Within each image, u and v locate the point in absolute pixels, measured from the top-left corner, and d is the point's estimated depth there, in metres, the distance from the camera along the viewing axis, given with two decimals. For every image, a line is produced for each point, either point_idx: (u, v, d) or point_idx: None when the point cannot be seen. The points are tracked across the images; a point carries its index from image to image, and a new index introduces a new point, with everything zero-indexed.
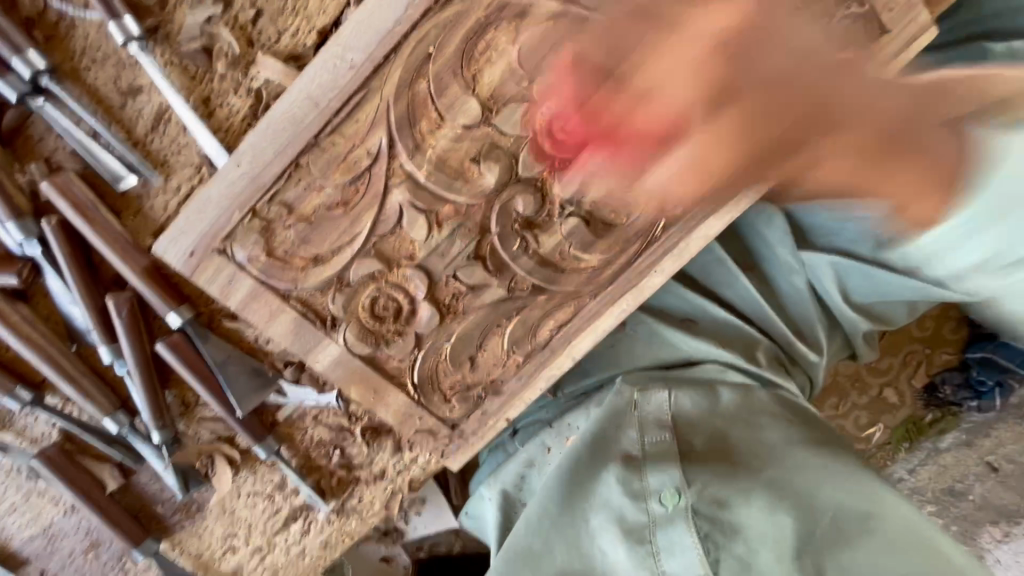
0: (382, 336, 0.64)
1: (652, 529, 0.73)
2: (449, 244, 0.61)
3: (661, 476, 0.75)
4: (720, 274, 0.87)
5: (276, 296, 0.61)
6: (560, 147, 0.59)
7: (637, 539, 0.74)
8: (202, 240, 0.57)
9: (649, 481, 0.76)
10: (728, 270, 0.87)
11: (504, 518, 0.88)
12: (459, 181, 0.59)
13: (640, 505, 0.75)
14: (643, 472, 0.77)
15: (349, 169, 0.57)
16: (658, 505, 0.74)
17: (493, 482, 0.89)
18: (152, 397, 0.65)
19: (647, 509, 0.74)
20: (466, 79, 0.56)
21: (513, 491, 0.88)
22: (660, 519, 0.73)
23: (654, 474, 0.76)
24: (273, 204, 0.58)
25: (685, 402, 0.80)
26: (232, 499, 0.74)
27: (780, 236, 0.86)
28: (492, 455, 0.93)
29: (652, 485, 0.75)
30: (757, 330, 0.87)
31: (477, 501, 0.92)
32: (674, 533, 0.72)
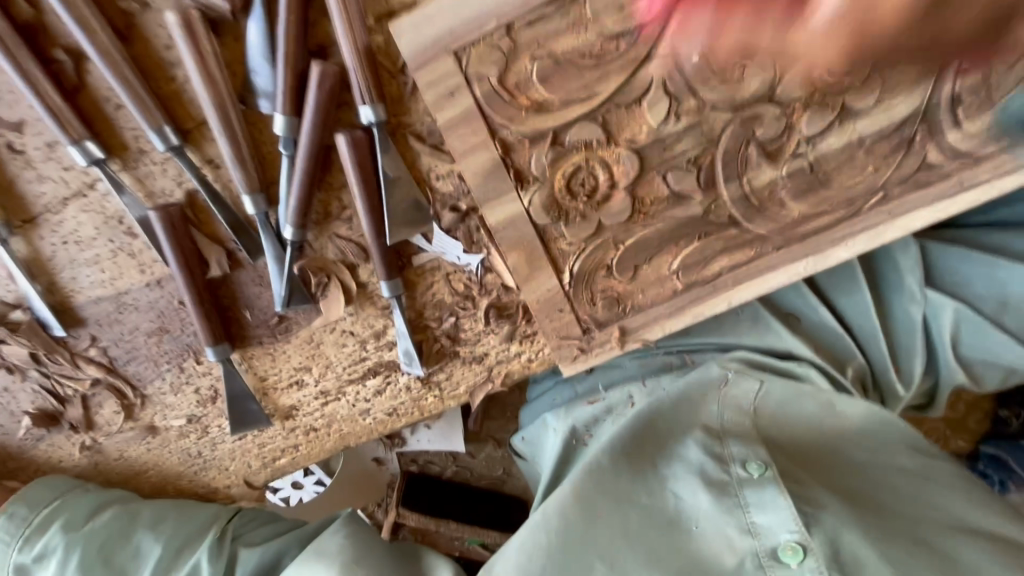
0: (565, 213, 0.60)
1: (737, 486, 0.64)
2: (676, 140, 0.58)
3: (747, 447, 0.67)
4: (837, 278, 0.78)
5: (486, 128, 0.56)
6: (827, 82, 0.56)
7: (719, 492, 0.64)
8: (443, 39, 0.52)
9: (731, 448, 0.67)
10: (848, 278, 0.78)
11: (564, 456, 0.80)
12: (719, 79, 0.55)
13: (723, 466, 0.66)
14: (724, 438, 0.69)
15: (624, 21, 0.53)
16: (743, 470, 0.65)
17: (564, 415, 0.82)
18: (305, 191, 0.59)
19: (730, 471, 0.65)
20: None
21: (581, 432, 0.81)
22: (746, 482, 0.63)
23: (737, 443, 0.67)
24: (529, 30, 0.53)
25: (774, 392, 0.73)
26: (323, 331, 0.69)
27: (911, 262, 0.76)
28: (559, 392, 0.85)
29: (736, 452, 0.67)
30: (858, 347, 0.79)
31: (536, 429, 0.86)
32: (767, 495, 0.61)
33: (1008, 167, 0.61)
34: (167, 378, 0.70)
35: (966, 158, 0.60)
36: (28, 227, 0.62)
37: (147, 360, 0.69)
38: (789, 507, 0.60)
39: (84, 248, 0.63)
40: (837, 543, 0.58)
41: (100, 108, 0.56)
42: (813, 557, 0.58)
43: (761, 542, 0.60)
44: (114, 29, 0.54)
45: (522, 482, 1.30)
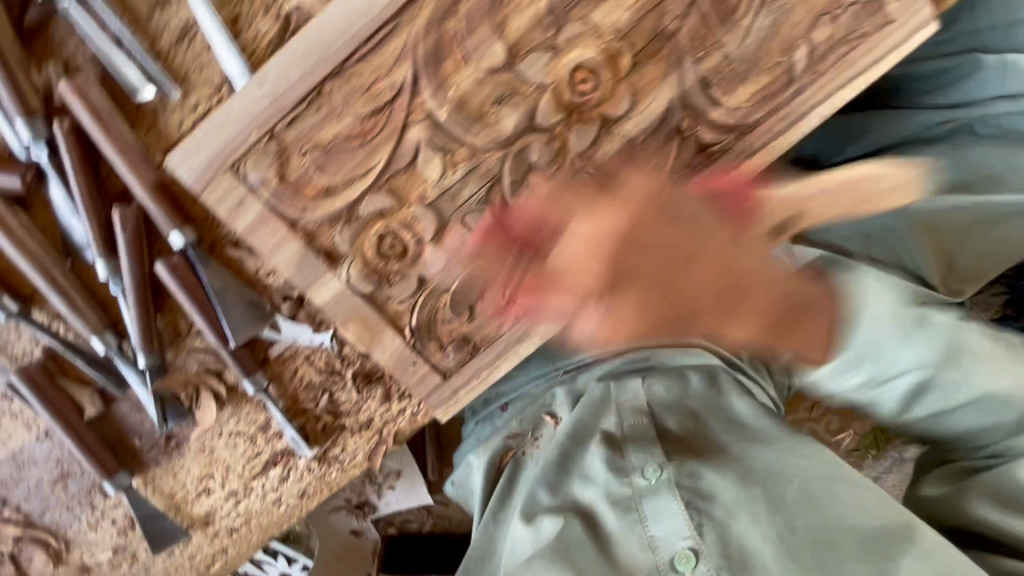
0: (385, 276, 0.64)
1: (637, 498, 0.68)
2: (461, 188, 0.62)
3: (644, 452, 0.70)
4: None
5: (283, 224, 0.60)
6: (578, 100, 0.60)
7: (623, 509, 0.68)
8: (215, 160, 0.57)
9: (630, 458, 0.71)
10: None
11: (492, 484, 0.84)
12: (479, 125, 0.60)
13: (625, 481, 0.70)
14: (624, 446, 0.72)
15: (371, 100, 0.57)
16: (641, 479, 0.69)
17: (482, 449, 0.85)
18: (144, 320, 0.64)
19: (632, 484, 0.69)
20: (495, 22, 0.56)
21: (502, 454, 0.84)
22: (644, 491, 0.68)
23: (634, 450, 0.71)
24: (290, 131, 0.58)
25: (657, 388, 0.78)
26: (212, 437, 0.73)
27: None
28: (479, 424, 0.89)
29: (635, 462, 0.70)
30: None
31: (464, 469, 0.88)
32: (661, 503, 0.66)
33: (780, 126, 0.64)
34: (83, 518, 0.74)
35: (737, 130, 0.64)
36: None
37: (59, 507, 0.73)
38: (681, 511, 0.65)
39: None
40: (727, 536, 0.63)
41: None
42: (704, 561, 0.62)
43: (660, 555, 0.64)
44: None
45: None
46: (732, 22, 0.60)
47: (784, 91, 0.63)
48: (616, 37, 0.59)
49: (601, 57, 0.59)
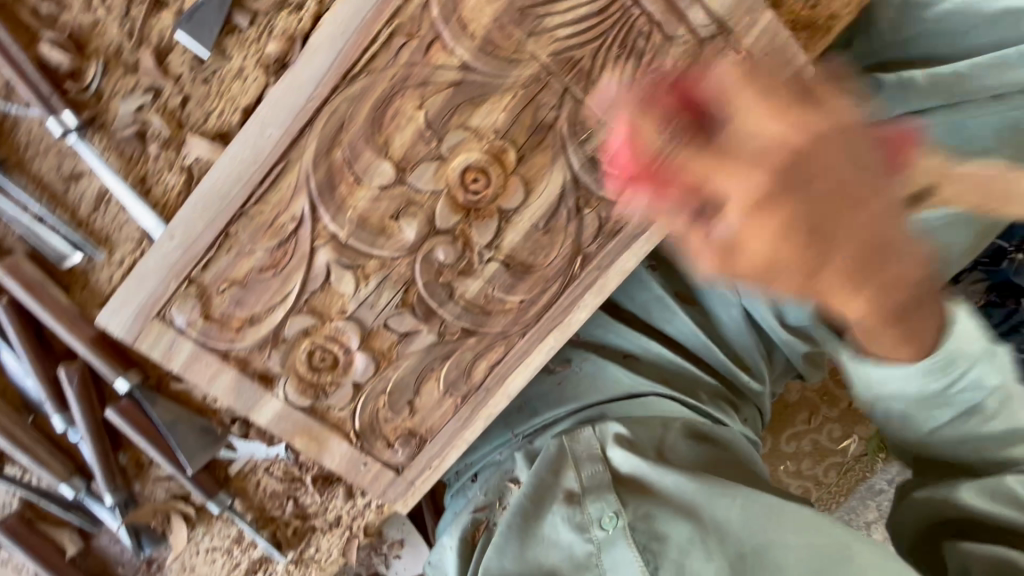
0: (321, 388, 0.67)
1: (597, 554, 0.68)
2: (377, 296, 0.65)
3: (600, 502, 0.70)
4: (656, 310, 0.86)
5: (216, 356, 0.64)
6: (473, 199, 0.63)
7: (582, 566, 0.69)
8: (142, 311, 0.61)
9: (589, 511, 0.70)
10: (664, 307, 0.86)
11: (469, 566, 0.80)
12: (382, 237, 0.63)
13: (584, 537, 0.70)
14: (581, 500, 0.72)
15: (276, 234, 0.61)
16: (600, 531, 0.69)
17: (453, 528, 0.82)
18: (104, 461, 0.67)
19: (591, 538, 0.69)
20: (379, 144, 0.60)
21: (478, 528, 0.81)
22: (602, 544, 0.68)
23: (591, 502, 0.71)
24: (206, 273, 0.62)
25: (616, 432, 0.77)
26: (190, 555, 0.75)
27: None
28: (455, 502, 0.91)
29: (591, 513, 0.70)
30: (696, 367, 0.86)
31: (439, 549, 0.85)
32: (617, 553, 0.67)
33: None
34: None
35: None
36: None
37: None
38: (635, 560, 0.66)
39: None
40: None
41: None
42: None
43: None
44: None
45: None
46: (608, 102, 0.62)
47: None
48: (496, 136, 0.62)
49: (486, 157, 0.62)
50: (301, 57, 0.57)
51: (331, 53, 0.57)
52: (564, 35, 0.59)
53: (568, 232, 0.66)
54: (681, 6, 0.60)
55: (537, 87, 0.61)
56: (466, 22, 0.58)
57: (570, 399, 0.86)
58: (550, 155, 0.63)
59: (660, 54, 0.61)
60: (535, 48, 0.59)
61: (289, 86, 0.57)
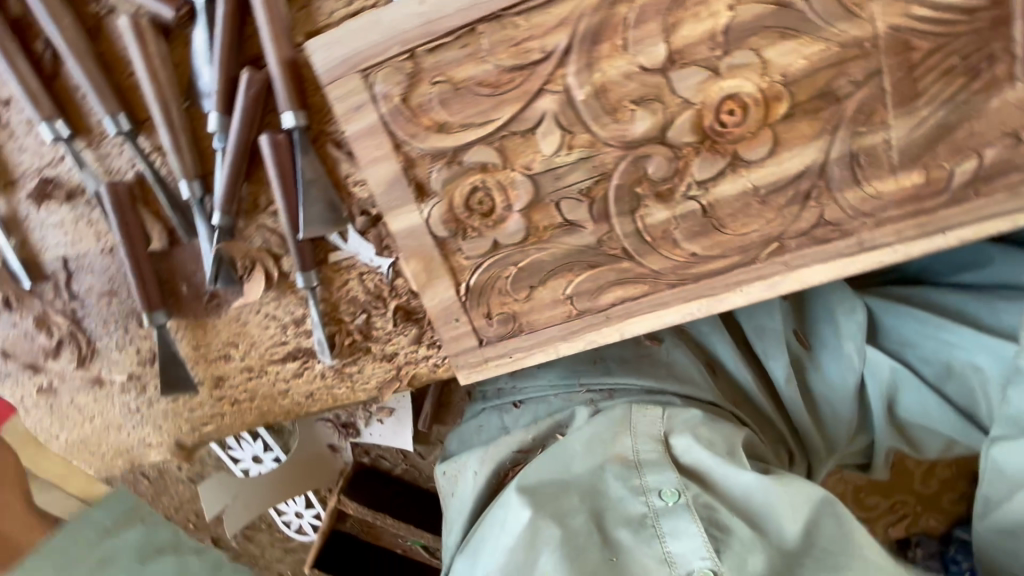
0: (463, 228, 0.64)
1: (649, 519, 0.61)
2: (568, 171, 0.61)
3: (659, 473, 0.64)
4: (767, 340, 0.82)
5: (390, 142, 0.61)
6: (718, 130, 0.57)
7: (634, 528, 0.61)
8: (352, 59, 0.58)
9: (647, 479, 0.64)
10: (776, 339, 0.81)
11: (488, 497, 0.77)
12: (609, 117, 0.58)
13: (638, 499, 0.63)
14: (641, 468, 0.65)
15: (516, 56, 0.56)
16: (657, 500, 0.61)
17: (486, 456, 0.79)
18: (232, 181, 0.66)
19: (648, 505, 0.62)
20: (667, 22, 0.54)
21: (508, 467, 0.79)
22: (659, 512, 0.61)
23: (650, 472, 0.64)
24: (430, 56, 0.57)
25: (687, 418, 0.72)
26: (249, 311, 0.75)
27: (850, 310, 0.81)
28: (488, 421, 0.87)
29: (650, 482, 0.63)
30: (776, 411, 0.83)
31: (461, 464, 0.81)
32: (677, 525, 0.59)
33: (911, 232, 0.60)
34: (115, 336, 0.78)
35: (865, 218, 0.60)
36: (7, 188, 0.71)
37: (97, 318, 0.78)
38: (700, 534, 0.57)
39: (52, 212, 0.72)
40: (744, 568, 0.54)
41: (71, 93, 0.66)
42: None
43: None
44: (87, 28, 0.63)
45: None
46: (908, 108, 0.55)
47: (931, 198, 0.58)
48: (780, 80, 0.56)
49: (757, 95, 0.56)
50: None
51: None
52: (918, 15, 0.52)
53: (781, 214, 0.60)
54: None
55: (853, 53, 0.54)
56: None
57: (637, 377, 0.81)
58: (818, 129, 0.57)
59: (994, 89, 0.54)
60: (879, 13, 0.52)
61: None
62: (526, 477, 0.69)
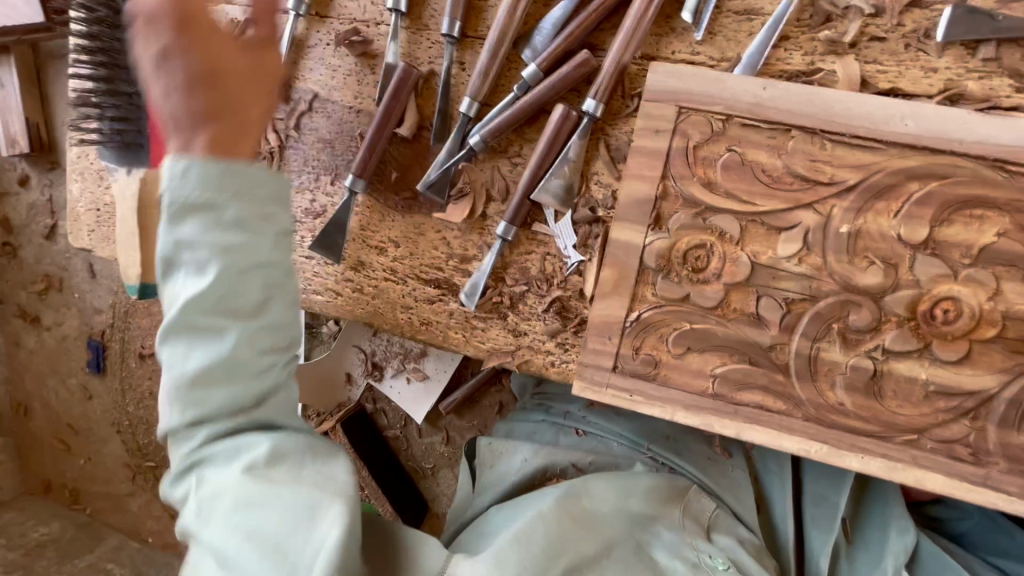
0: (668, 269, 0.70)
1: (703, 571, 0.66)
2: (784, 278, 0.67)
3: (713, 546, 0.70)
4: (821, 512, 0.84)
5: (661, 170, 0.68)
6: (927, 318, 0.64)
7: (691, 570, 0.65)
8: (680, 95, 0.66)
9: (701, 542, 0.70)
10: (829, 515, 0.84)
11: (526, 484, 0.83)
12: (848, 257, 0.65)
13: (691, 551, 0.68)
14: (692, 534, 0.71)
15: (807, 168, 0.64)
16: (709, 559, 0.68)
17: (543, 451, 0.84)
18: (509, 122, 0.72)
19: (701, 560, 0.67)
20: (940, 216, 0.62)
21: (556, 472, 0.83)
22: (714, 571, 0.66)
23: (705, 542, 0.70)
24: (740, 128, 0.65)
25: (726, 519, 0.78)
26: (431, 226, 0.80)
27: (902, 527, 0.82)
28: (541, 432, 0.92)
29: (704, 547, 0.69)
30: None
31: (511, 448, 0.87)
32: None
33: None
34: (303, 177, 0.83)
35: (1001, 461, 0.64)
36: (318, 18, 0.79)
37: (302, 155, 0.83)
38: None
39: (338, 56, 0.79)
40: None
41: None
42: None
43: None
44: None
45: (437, 489, 1.35)
46: None
47: None
48: (1001, 312, 0.62)
49: (975, 312, 0.63)
50: (988, 117, 0.61)
51: (1009, 139, 0.60)
52: None
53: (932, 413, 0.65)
54: None
55: None
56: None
57: (700, 472, 0.83)
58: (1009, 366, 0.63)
59: None
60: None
61: (958, 119, 0.61)
62: (590, 487, 0.71)
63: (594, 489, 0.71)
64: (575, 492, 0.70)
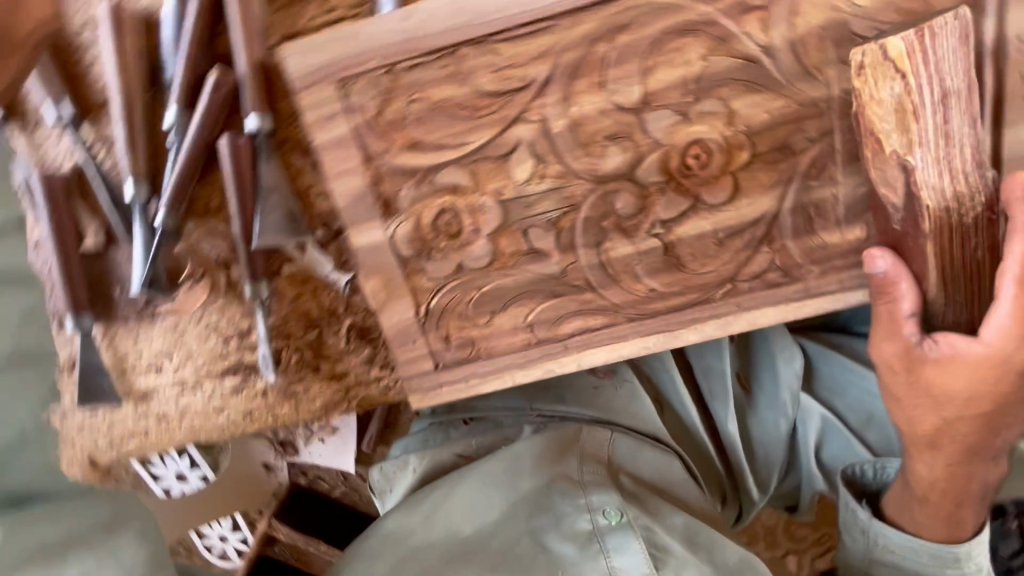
0: (428, 248, 0.63)
1: (593, 536, 0.65)
2: (538, 201, 0.61)
3: (604, 495, 0.69)
4: (716, 384, 0.84)
5: (359, 155, 0.59)
6: (684, 171, 0.60)
7: (581, 543, 0.64)
8: (327, 68, 0.56)
9: (592, 498, 0.68)
10: (723, 380, 0.84)
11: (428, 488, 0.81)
12: (582, 150, 0.59)
13: (583, 516, 0.67)
14: (586, 489, 0.70)
15: (495, 82, 0.57)
16: (601, 519, 0.66)
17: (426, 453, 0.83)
18: (184, 180, 0.62)
19: (591, 522, 0.66)
20: (643, 66, 0.56)
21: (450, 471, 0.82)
22: (603, 530, 0.65)
23: (596, 493, 0.69)
24: (409, 74, 0.56)
25: (622, 446, 0.77)
26: (187, 322, 0.70)
27: (788, 353, 0.83)
28: (432, 434, 0.86)
29: (595, 501, 0.68)
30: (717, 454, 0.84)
31: (399, 463, 0.84)
32: (623, 541, 0.63)
33: (854, 282, 0.63)
34: None
35: (812, 267, 0.63)
36: None
37: None
38: (642, 551, 0.62)
39: None
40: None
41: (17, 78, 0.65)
42: None
43: None
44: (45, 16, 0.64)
45: None
46: (856, 167, 0.59)
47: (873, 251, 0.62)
48: (743, 131, 0.59)
49: (721, 143, 0.59)
50: None
51: None
52: None
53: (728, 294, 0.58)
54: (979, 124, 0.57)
55: (809, 112, 0.58)
56: (858, 95, 0.53)
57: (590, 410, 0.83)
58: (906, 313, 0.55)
59: (970, 234, 0.54)
60: (876, 155, 0.54)
61: None
62: (469, 509, 0.71)
63: (470, 508, 0.70)
64: (451, 527, 0.69)
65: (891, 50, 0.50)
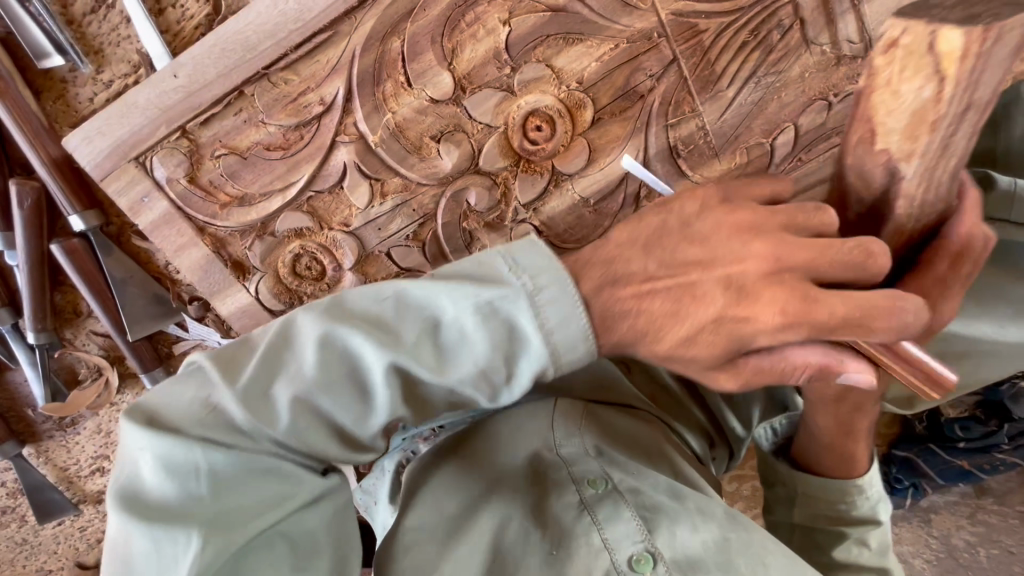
0: (297, 296, 0.59)
1: (579, 517, 0.44)
2: (388, 221, 0.57)
3: (584, 458, 0.46)
4: None
5: (191, 227, 0.56)
6: (529, 148, 0.54)
7: (564, 526, 0.44)
8: (118, 149, 0.52)
9: (573, 466, 0.46)
10: None
11: None
12: (414, 157, 0.54)
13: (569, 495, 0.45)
14: (565, 455, 0.47)
15: (295, 112, 0.52)
16: (590, 492, 0.44)
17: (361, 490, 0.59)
18: (37, 296, 0.59)
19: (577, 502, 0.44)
20: (444, 51, 0.51)
21: None
22: (597, 505, 0.44)
23: (576, 458, 0.46)
24: (205, 130, 0.52)
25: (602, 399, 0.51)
26: (110, 422, 0.71)
27: None
28: None
29: (577, 472, 0.46)
30: None
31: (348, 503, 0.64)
32: (618, 520, 0.43)
33: None
34: None
35: None
36: None
37: None
38: (636, 520, 0.43)
39: None
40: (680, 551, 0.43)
41: None
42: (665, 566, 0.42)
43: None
44: None
45: None
46: (712, 92, 0.53)
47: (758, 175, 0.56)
48: (578, 87, 0.53)
49: (559, 106, 0.53)
50: None
51: None
52: None
53: (693, 321, 0.33)
54: (834, 10, 0.51)
55: (642, 46, 0.52)
56: (872, 73, 0.29)
57: None
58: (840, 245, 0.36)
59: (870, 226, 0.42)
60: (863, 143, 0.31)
61: None
62: (422, 516, 0.45)
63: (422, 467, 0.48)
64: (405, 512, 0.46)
65: (940, 45, 0.26)
